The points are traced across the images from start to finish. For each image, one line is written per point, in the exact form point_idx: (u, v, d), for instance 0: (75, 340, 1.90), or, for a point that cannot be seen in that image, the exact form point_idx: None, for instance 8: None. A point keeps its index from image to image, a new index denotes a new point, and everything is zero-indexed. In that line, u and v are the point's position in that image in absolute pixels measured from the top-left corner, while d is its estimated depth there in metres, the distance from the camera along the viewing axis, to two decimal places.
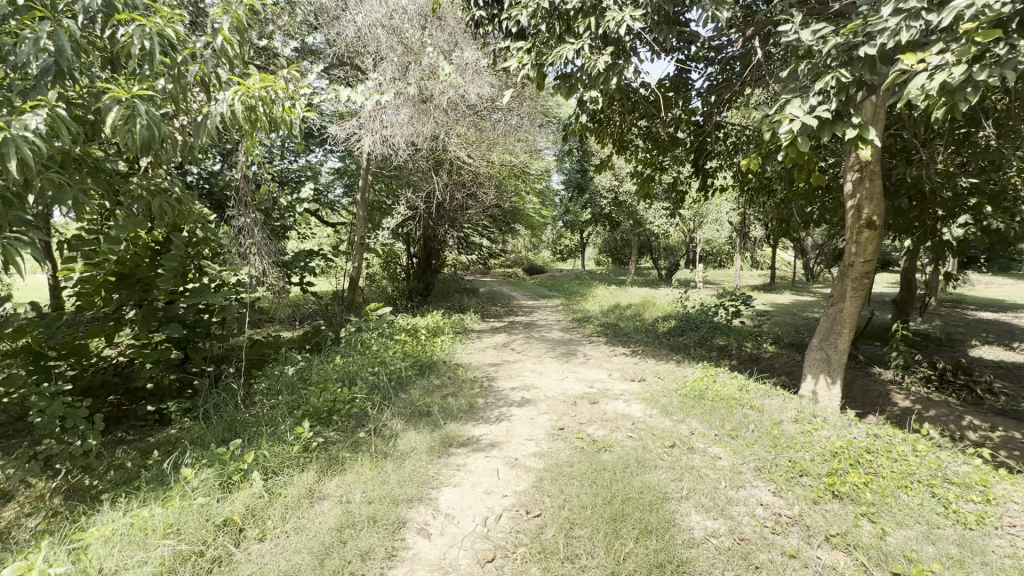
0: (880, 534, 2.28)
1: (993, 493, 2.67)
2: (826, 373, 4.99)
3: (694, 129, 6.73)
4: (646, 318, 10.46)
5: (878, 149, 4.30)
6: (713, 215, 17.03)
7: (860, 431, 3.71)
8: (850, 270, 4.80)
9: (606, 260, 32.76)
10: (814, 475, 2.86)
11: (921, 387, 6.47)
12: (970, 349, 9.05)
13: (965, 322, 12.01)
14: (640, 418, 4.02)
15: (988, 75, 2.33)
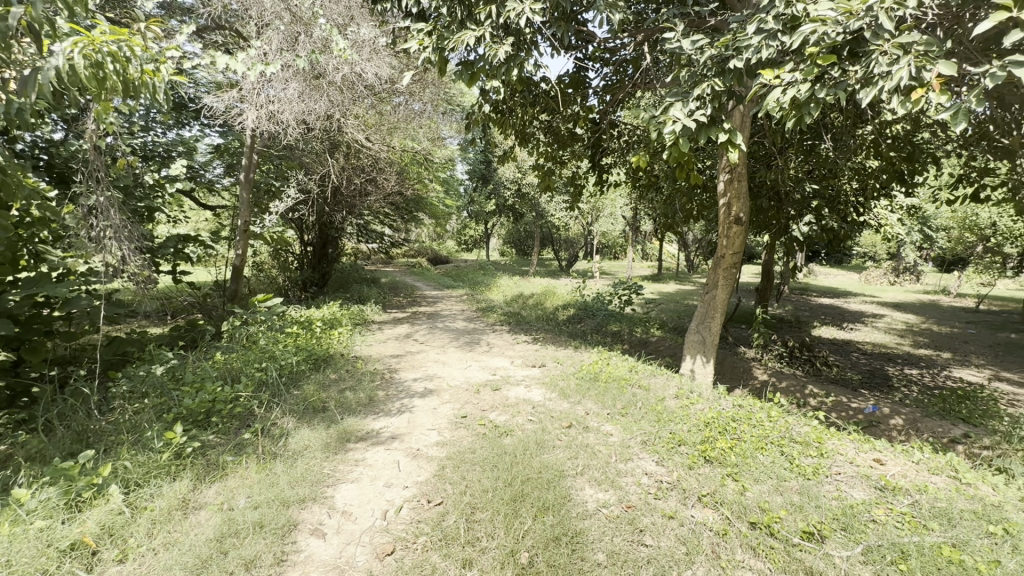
0: (742, 490, 2.60)
1: (826, 448, 3.18)
2: (701, 353, 5.57)
3: (591, 126, 7.07)
4: (547, 306, 10.87)
5: (745, 153, 4.85)
6: (608, 210, 18.13)
7: (727, 402, 4.20)
8: (721, 261, 5.39)
9: (510, 251, 33.42)
10: (690, 444, 3.19)
11: (775, 362, 7.52)
12: (812, 330, 10.67)
13: (808, 307, 14.14)
14: (541, 402, 4.18)
15: (826, 93, 2.74)
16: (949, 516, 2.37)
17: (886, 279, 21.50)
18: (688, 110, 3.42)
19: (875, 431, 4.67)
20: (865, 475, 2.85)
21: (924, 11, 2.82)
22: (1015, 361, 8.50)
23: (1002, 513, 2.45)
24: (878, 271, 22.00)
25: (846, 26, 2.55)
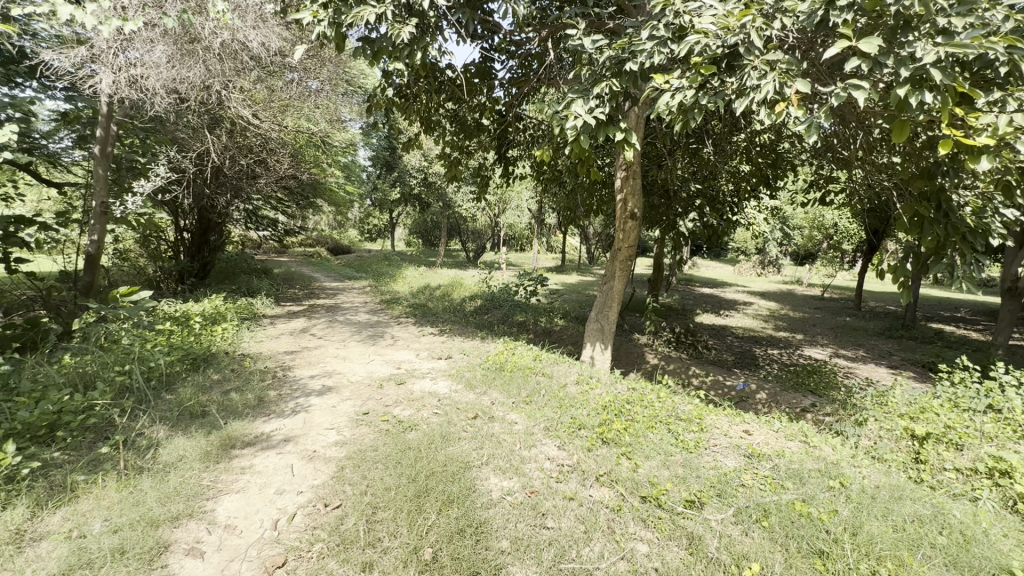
0: (634, 467, 2.79)
1: (705, 423, 3.52)
2: (600, 340, 5.88)
3: (497, 117, 7.08)
4: (454, 298, 10.82)
5: (639, 152, 5.16)
6: (515, 202, 18.46)
7: (622, 386, 4.50)
8: (618, 254, 5.73)
9: (416, 242, 32.69)
10: (589, 427, 3.35)
11: (664, 347, 8.19)
12: (695, 317, 11.80)
13: (692, 296, 15.60)
14: (446, 394, 4.15)
15: (708, 101, 2.99)
16: (800, 475, 2.75)
17: (755, 271, 24.43)
18: (588, 107, 3.55)
19: (745, 405, 5.29)
20: (736, 446, 3.20)
21: (786, 35, 3.19)
22: (849, 340, 10.12)
23: (838, 469, 2.90)
24: (748, 264, 24.91)
25: (724, 40, 2.81)
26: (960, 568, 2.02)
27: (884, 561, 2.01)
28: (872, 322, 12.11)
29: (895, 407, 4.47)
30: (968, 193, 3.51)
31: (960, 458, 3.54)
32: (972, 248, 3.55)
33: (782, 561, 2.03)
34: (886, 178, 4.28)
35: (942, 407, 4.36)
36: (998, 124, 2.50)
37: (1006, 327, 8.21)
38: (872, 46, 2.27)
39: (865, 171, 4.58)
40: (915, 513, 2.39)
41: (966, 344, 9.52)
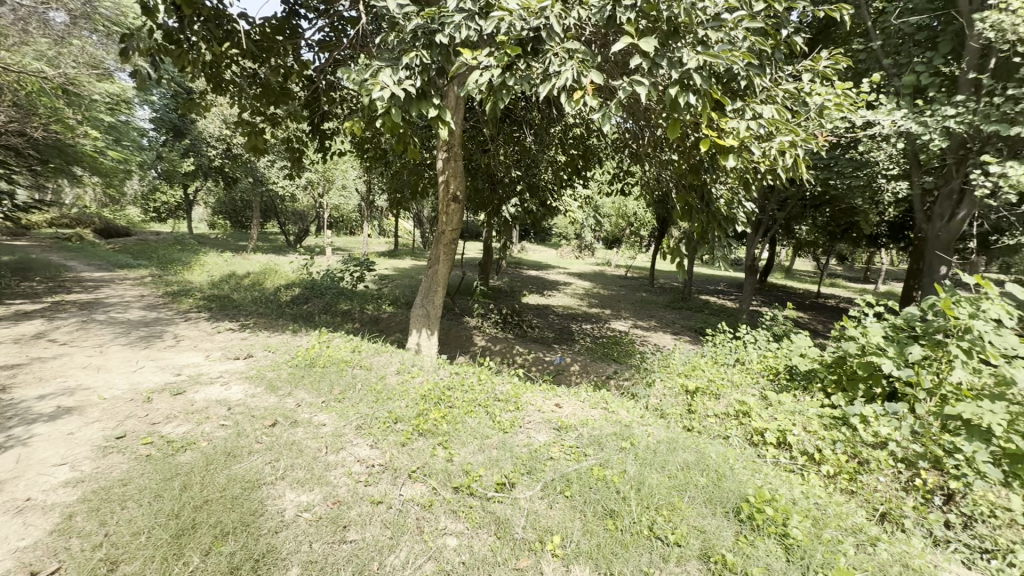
0: (449, 458, 2.71)
1: (521, 402, 3.63)
2: (426, 326, 5.72)
3: (307, 83, 6.31)
4: (265, 286, 9.52)
5: (459, 133, 5.06)
6: (340, 181, 17.09)
7: (445, 372, 4.41)
8: (441, 237, 5.58)
9: (222, 223, 28.17)
10: (406, 420, 3.17)
11: (492, 328, 8.42)
12: (522, 297, 12.47)
13: (519, 278, 16.46)
14: (240, 401, 3.53)
15: (514, 83, 2.99)
16: (598, 441, 2.99)
17: (574, 254, 26.97)
18: (397, 78, 3.26)
19: (561, 378, 5.70)
20: (546, 421, 3.35)
21: (584, 29, 3.38)
22: (644, 313, 11.81)
23: (630, 430, 3.25)
24: (568, 248, 27.38)
25: (528, 22, 2.83)
26: (714, 503, 2.38)
27: (661, 510, 2.27)
28: (661, 296, 14.35)
29: (675, 367, 5.28)
30: (723, 187, 4.23)
31: (718, 405, 4.33)
32: (725, 234, 4.30)
33: (580, 528, 2.15)
34: (667, 171, 4.93)
35: (706, 365, 5.28)
36: (739, 129, 3.00)
37: (748, 295, 10.48)
38: (649, 46, 2.48)
39: (652, 166, 5.22)
40: (684, 461, 2.78)
41: (724, 311, 11.90)
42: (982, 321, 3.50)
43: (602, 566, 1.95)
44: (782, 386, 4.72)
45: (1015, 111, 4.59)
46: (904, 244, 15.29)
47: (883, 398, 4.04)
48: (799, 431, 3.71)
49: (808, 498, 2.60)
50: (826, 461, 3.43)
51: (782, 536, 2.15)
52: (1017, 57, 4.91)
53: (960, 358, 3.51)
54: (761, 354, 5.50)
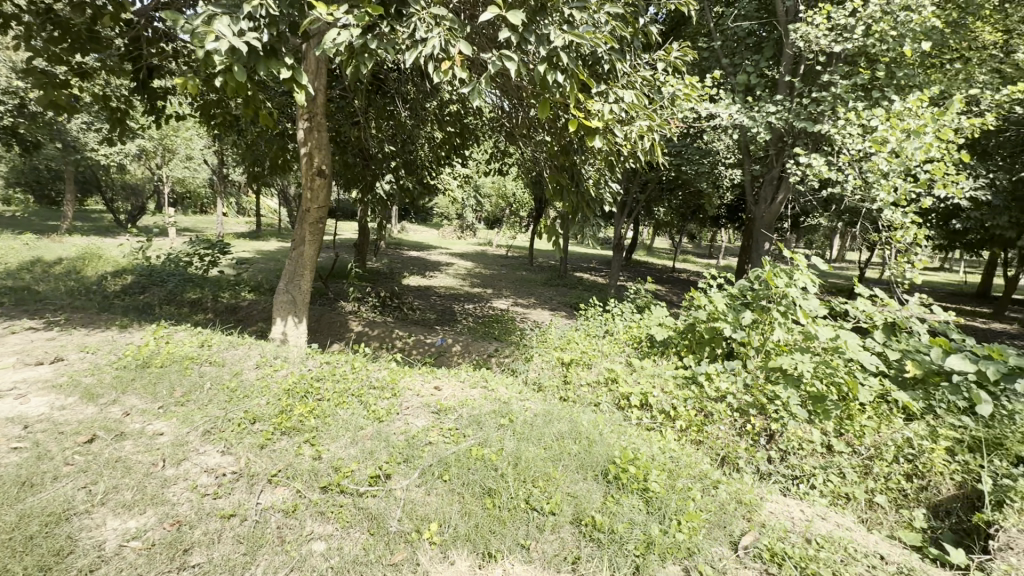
0: (317, 456, 2.48)
1: (398, 388, 3.48)
2: (293, 314, 5.21)
3: (125, 28, 5.23)
4: (84, 275, 7.91)
5: (322, 100, 4.58)
6: (183, 151, 14.79)
7: (314, 362, 4.06)
8: (306, 215, 5.07)
9: (20, 198, 22.77)
10: (265, 419, 2.83)
11: (370, 313, 8.01)
12: (402, 279, 12.06)
13: (399, 259, 15.89)
14: (44, 415, 2.87)
15: (378, 46, 2.74)
16: (478, 421, 2.98)
17: (455, 234, 26.82)
18: (238, 28, 2.78)
19: (443, 360, 5.63)
20: (426, 405, 3.25)
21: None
22: (524, 291, 12.20)
23: (509, 406, 3.30)
24: (449, 228, 27.13)
25: None
26: (585, 468, 2.51)
27: (537, 482, 2.33)
28: (540, 274, 14.93)
29: (552, 341, 5.51)
30: (591, 169, 4.43)
31: (590, 374, 4.62)
32: (594, 214, 4.54)
33: (458, 511, 2.11)
34: (540, 152, 5.03)
35: (579, 338, 5.60)
36: (604, 112, 3.14)
37: (616, 271, 11.36)
38: (518, 20, 2.43)
39: (526, 146, 5.28)
40: (559, 431, 2.89)
41: (596, 286, 12.77)
42: (794, 288, 4.17)
43: (480, 547, 1.95)
44: (644, 353, 5.20)
45: (817, 111, 5.51)
46: (738, 224, 17.79)
47: (723, 357, 4.65)
48: (658, 392, 4.11)
49: (664, 453, 2.88)
50: (680, 417, 3.86)
51: (644, 491, 2.34)
52: (819, 66, 5.89)
53: (779, 319, 4.15)
54: (626, 324, 5.99)
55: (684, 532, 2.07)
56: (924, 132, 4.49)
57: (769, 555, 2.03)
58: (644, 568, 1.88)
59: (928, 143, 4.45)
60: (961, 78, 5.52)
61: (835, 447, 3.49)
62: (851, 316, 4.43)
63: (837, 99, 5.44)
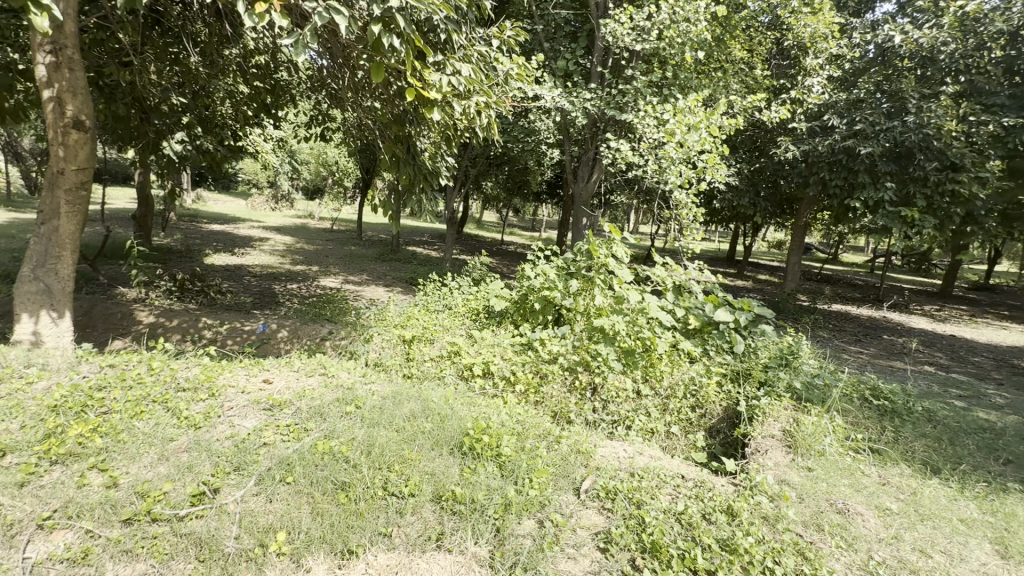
0: (111, 484, 1.99)
1: (216, 386, 2.99)
2: (48, 307, 4.00)
3: None
4: None
5: (73, 29, 3.51)
6: None
7: (90, 366, 3.23)
8: (58, 178, 3.89)
9: None
10: (22, 449, 2.16)
11: (164, 300, 6.67)
12: (204, 257, 10.27)
13: (197, 234, 13.44)
14: None
15: None
16: (319, 412, 2.75)
17: (268, 205, 23.74)
18: None
19: (266, 349, 5.01)
20: (255, 402, 2.87)
21: None
22: (355, 267, 11.51)
23: (354, 392, 3.11)
24: (261, 199, 23.92)
25: None
26: (441, 445, 2.52)
27: (393, 466, 2.27)
28: (371, 249, 14.23)
29: (390, 319, 5.31)
30: (427, 141, 4.34)
31: (433, 349, 4.63)
32: (431, 187, 4.46)
33: (309, 513, 1.94)
34: (371, 120, 4.70)
35: (420, 313, 5.56)
36: (442, 83, 3.06)
37: (450, 244, 11.48)
38: None
39: (354, 112, 4.89)
40: (410, 411, 2.84)
41: (430, 260, 12.73)
42: (612, 258, 4.77)
43: (338, 546, 1.83)
44: (483, 322, 5.46)
45: (623, 101, 6.28)
46: (557, 199, 19.46)
47: (553, 323, 5.12)
48: (499, 360, 4.34)
49: (511, 418, 3.06)
50: (519, 381, 4.16)
51: (497, 457, 2.46)
52: (624, 61, 6.68)
53: (599, 287, 4.72)
54: (465, 298, 6.12)
55: (536, 488, 2.25)
56: (699, 127, 5.49)
57: (605, 493, 2.33)
58: (504, 528, 1.99)
59: (702, 137, 5.45)
60: (721, 85, 6.86)
61: (642, 392, 4.15)
62: (650, 280, 5.27)
63: (638, 92, 6.26)
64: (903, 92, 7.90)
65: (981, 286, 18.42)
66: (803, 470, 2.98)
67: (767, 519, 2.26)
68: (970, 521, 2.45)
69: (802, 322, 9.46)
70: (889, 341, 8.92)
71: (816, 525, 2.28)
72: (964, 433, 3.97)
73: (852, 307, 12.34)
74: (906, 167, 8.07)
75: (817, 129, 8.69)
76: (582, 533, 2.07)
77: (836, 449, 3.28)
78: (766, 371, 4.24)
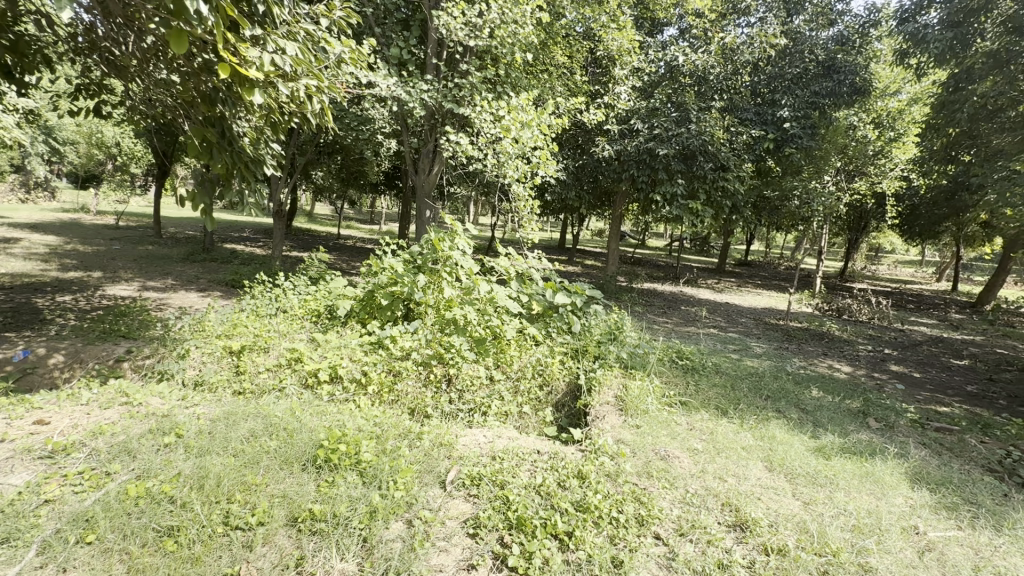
0: None
1: None
2: None
3: None
4: None
5: None
6: None
7: None
8: None
9: None
10: None
11: None
12: None
13: None
14: None
15: None
16: (126, 450, 2.28)
17: (14, 196, 18.39)
18: None
19: (31, 383, 3.83)
20: (25, 450, 2.25)
21: None
22: (155, 270, 9.63)
23: (173, 419, 2.64)
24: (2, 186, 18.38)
25: None
26: (290, 462, 2.30)
27: (233, 496, 2.00)
28: (175, 248, 12.06)
29: (212, 329, 4.60)
30: (245, 125, 3.81)
31: (268, 359, 4.17)
32: (255, 178, 3.95)
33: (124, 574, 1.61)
34: (169, 97, 3.95)
35: (249, 319, 4.91)
36: (263, 61, 2.72)
37: (279, 240, 10.38)
38: None
39: (142, 84, 4.12)
40: (249, 431, 2.53)
41: (255, 259, 11.32)
42: (456, 251, 4.80)
43: None
44: (327, 325, 5.09)
45: (460, 96, 6.37)
46: (395, 191, 18.95)
47: (403, 318, 5.02)
48: (347, 363, 4.09)
49: (367, 422, 2.91)
50: (371, 382, 3.99)
51: (357, 464, 2.34)
52: (458, 56, 6.76)
53: (447, 279, 4.75)
54: (302, 299, 5.62)
55: (402, 488, 2.20)
56: (531, 124, 5.87)
57: (470, 480, 2.38)
58: (372, 536, 1.91)
59: (534, 134, 5.85)
60: (548, 86, 7.43)
61: (495, 377, 4.34)
62: (496, 271, 5.49)
63: (474, 87, 6.42)
64: (686, 105, 9.55)
65: (742, 262, 23.41)
66: (633, 428, 3.45)
67: (610, 475, 2.57)
68: (749, 448, 3.12)
69: (623, 300, 10.87)
70: (686, 311, 10.81)
71: (647, 473, 2.67)
72: (740, 379, 5.04)
73: (658, 284, 14.59)
74: (691, 167, 9.78)
75: (626, 132, 9.98)
76: (452, 524, 2.10)
77: (656, 405, 3.86)
78: (599, 346, 4.79)
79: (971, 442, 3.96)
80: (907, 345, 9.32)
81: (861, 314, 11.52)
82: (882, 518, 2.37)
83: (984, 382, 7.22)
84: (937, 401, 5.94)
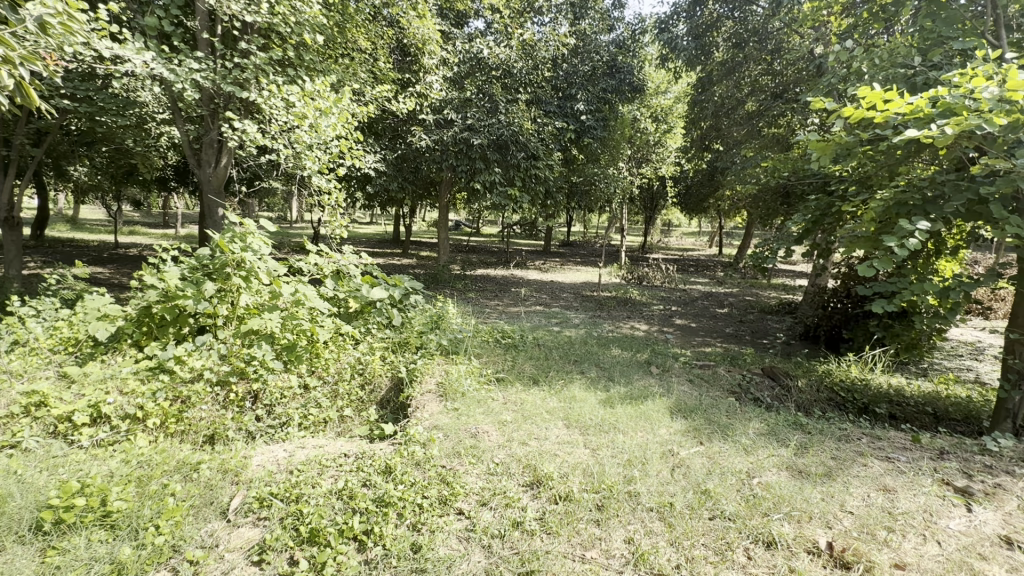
0: None
1: None
2: None
3: None
4: None
5: None
6: None
7: None
8: None
9: None
10: None
11: None
12: None
13: None
14: None
15: None
16: None
17: None
18: None
19: None
20: None
21: None
22: None
23: None
24: None
25: None
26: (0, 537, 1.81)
27: None
28: None
29: None
30: None
31: None
32: None
33: None
34: None
35: None
36: None
37: (15, 257, 8.06)
38: None
39: None
40: None
41: None
42: (254, 252, 4.27)
43: None
44: (86, 355, 4.11)
45: (242, 77, 5.64)
46: (190, 189, 16.22)
47: (193, 335, 4.32)
48: (112, 396, 3.38)
49: (128, 463, 2.44)
50: (150, 415, 3.32)
51: (103, 518, 1.95)
52: (236, 32, 5.97)
53: (243, 285, 4.23)
54: (48, 327, 4.45)
55: (164, 532, 1.91)
56: (330, 112, 5.52)
57: (258, 503, 2.17)
58: None
59: (334, 123, 5.51)
60: (350, 72, 7.08)
61: (309, 384, 4.03)
62: (306, 270, 5.06)
63: (259, 69, 5.76)
64: (495, 96, 10.01)
65: (565, 243, 25.71)
66: (451, 411, 3.54)
67: (418, 463, 2.59)
68: (552, 410, 3.43)
69: (456, 288, 11.05)
70: (515, 292, 11.46)
71: (456, 453, 2.76)
72: (553, 349, 5.53)
73: (490, 269, 15.20)
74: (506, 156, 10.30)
75: (441, 122, 10.01)
76: (231, 556, 1.89)
77: (474, 386, 4.00)
78: (420, 337, 4.80)
79: (721, 372, 4.99)
80: (687, 301, 11.34)
81: (655, 280, 13.64)
82: (648, 449, 2.84)
83: (736, 323, 9.18)
84: (705, 344, 7.35)
